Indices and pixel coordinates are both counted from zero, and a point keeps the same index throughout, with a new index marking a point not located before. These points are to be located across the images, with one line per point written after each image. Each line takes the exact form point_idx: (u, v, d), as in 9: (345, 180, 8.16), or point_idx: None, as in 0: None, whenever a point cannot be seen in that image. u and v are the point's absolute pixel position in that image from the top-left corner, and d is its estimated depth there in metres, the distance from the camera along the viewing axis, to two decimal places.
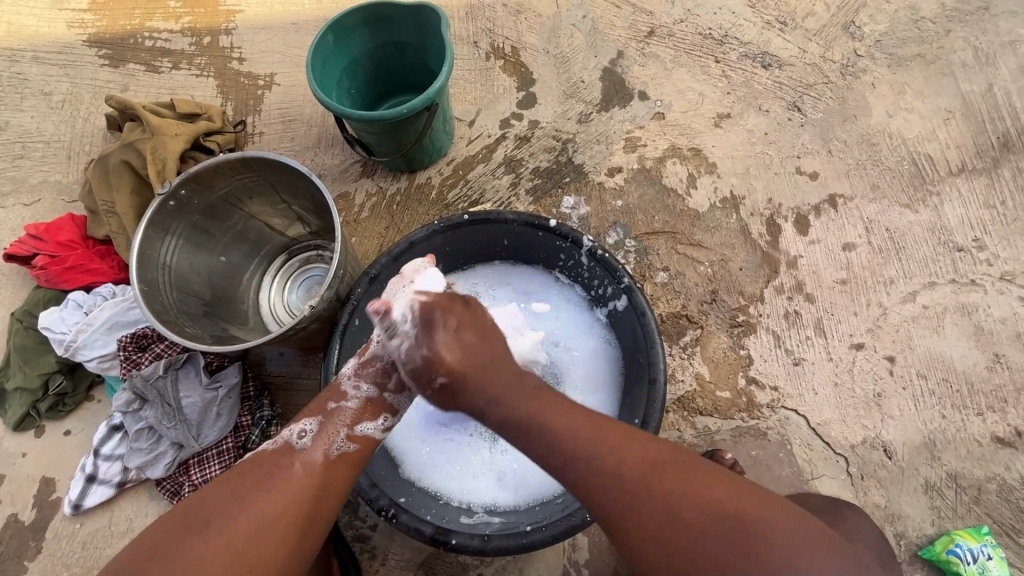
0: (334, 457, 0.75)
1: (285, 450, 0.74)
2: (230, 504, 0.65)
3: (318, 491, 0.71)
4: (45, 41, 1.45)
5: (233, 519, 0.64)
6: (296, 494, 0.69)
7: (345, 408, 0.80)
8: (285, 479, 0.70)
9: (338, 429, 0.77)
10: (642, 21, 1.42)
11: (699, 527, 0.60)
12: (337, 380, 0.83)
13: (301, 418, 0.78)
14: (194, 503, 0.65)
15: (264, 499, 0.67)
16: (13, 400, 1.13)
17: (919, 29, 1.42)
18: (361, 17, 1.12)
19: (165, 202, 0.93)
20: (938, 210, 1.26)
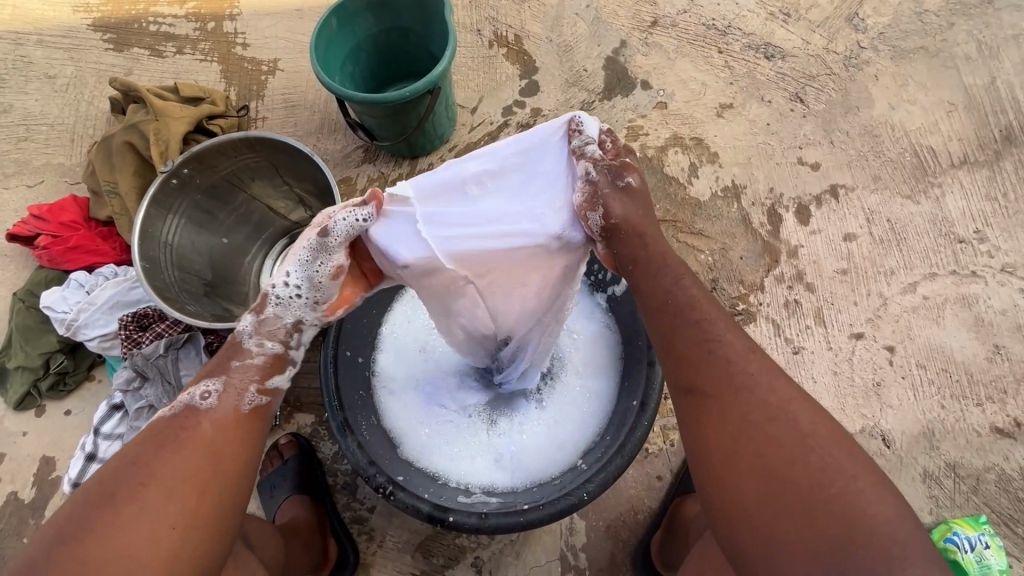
0: (244, 412, 0.66)
1: (185, 412, 0.64)
2: (131, 477, 0.58)
3: (233, 448, 0.63)
4: (49, 25, 1.45)
5: (138, 496, 0.57)
6: (207, 453, 0.61)
7: (250, 363, 0.69)
8: (189, 440, 0.62)
9: (245, 385, 0.67)
10: (645, 11, 1.42)
11: (777, 448, 0.57)
12: (235, 335, 0.71)
13: (202, 376, 0.67)
14: (94, 485, 0.58)
15: (169, 466, 0.59)
16: (14, 379, 1.14)
17: (923, 22, 1.42)
18: (365, 2, 1.12)
19: (168, 180, 0.94)
20: (940, 202, 1.26)
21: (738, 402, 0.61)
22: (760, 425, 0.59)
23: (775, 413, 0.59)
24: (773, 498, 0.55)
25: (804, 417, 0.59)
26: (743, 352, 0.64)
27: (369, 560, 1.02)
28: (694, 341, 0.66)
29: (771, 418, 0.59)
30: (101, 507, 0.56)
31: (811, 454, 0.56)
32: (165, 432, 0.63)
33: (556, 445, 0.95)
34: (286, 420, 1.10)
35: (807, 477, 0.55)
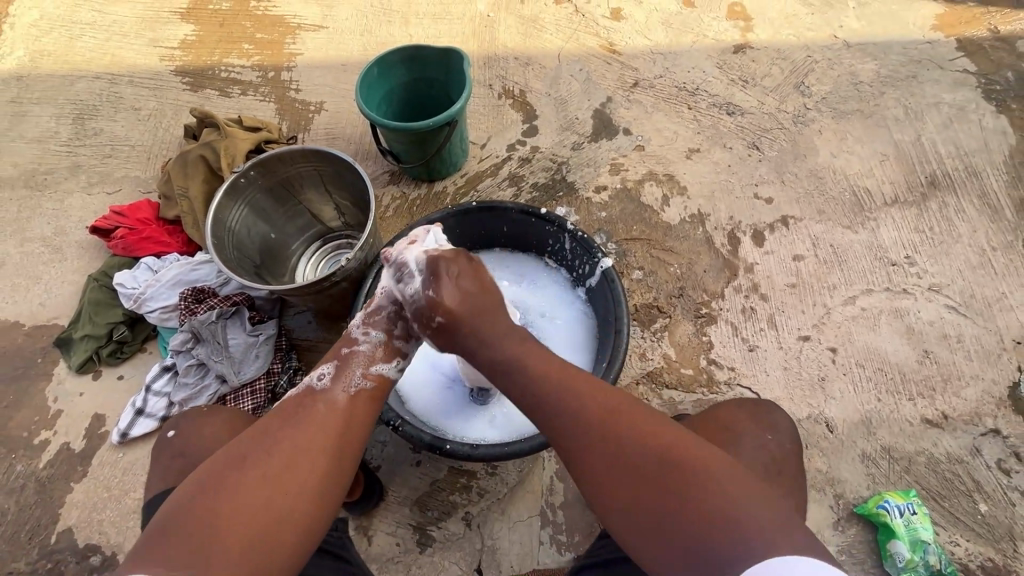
0: (353, 394, 0.80)
1: (307, 392, 0.79)
2: (257, 445, 0.69)
3: (341, 425, 0.75)
4: (139, 70, 1.77)
5: (265, 453, 0.68)
6: (323, 428, 0.73)
7: (357, 352, 0.86)
8: (306, 419, 0.74)
9: (355, 369, 0.83)
10: (628, 75, 1.73)
11: (654, 482, 0.63)
12: (348, 329, 0.91)
13: (318, 365, 0.84)
14: (224, 455, 0.68)
15: (292, 434, 0.71)
16: (78, 346, 1.33)
17: (858, 91, 1.71)
18: (400, 57, 1.42)
19: (237, 179, 1.17)
20: (875, 232, 1.49)
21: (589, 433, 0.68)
22: (608, 446, 0.66)
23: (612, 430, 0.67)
24: (662, 521, 0.61)
25: (640, 419, 0.68)
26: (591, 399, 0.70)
27: (372, 511, 1.16)
28: (529, 391, 0.73)
29: (623, 442, 0.66)
30: (233, 466, 0.66)
31: (679, 472, 0.62)
32: (288, 414, 0.75)
33: None
34: None
35: (657, 467, 0.63)
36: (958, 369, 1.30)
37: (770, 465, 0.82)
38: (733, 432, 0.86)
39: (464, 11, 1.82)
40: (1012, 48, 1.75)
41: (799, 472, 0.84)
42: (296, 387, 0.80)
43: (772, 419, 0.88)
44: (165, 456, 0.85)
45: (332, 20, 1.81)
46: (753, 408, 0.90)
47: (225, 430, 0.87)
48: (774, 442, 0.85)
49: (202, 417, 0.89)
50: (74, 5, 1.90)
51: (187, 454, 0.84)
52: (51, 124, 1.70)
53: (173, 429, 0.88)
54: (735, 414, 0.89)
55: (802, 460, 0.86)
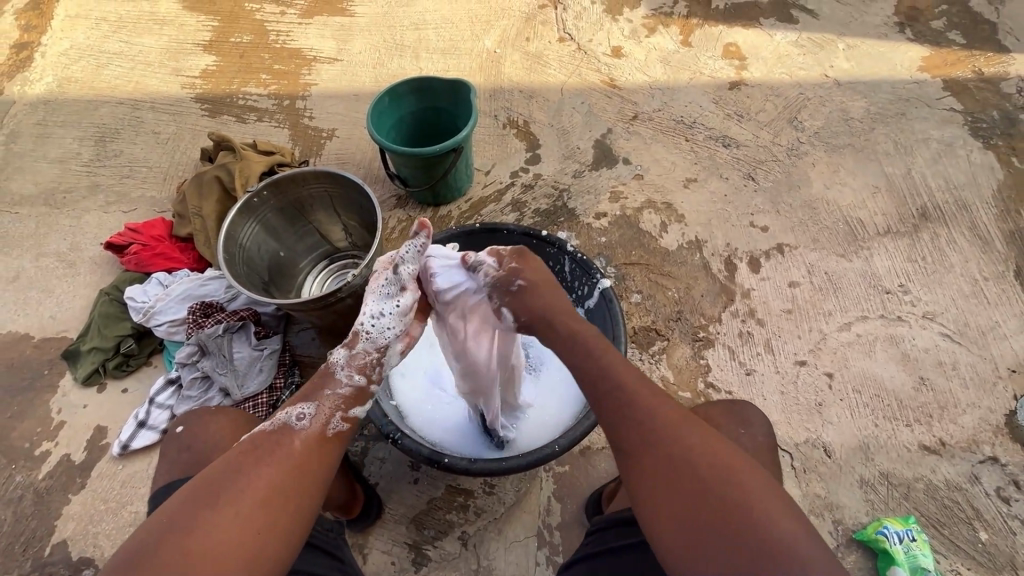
0: (330, 435, 0.74)
1: (281, 430, 0.72)
2: (228, 481, 0.64)
3: (316, 466, 0.71)
4: (160, 97, 1.86)
5: (237, 492, 0.63)
6: (298, 469, 0.69)
7: (337, 392, 0.80)
8: (278, 456, 0.69)
9: (333, 411, 0.76)
10: (628, 108, 1.80)
11: (712, 491, 0.61)
12: (328, 366, 0.83)
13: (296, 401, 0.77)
14: (192, 491, 0.63)
15: (266, 475, 0.66)
16: (85, 358, 1.35)
17: (849, 126, 1.78)
18: (411, 87, 1.49)
19: (251, 199, 1.23)
20: (869, 260, 1.52)
21: (651, 425, 0.68)
22: (669, 450, 0.66)
23: (679, 433, 0.67)
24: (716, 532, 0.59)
25: (707, 437, 0.67)
26: (662, 402, 0.71)
27: (369, 529, 1.16)
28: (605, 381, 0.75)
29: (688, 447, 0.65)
30: (204, 506, 0.62)
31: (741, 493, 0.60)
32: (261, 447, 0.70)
33: (537, 428, 1.14)
34: None
35: (715, 485, 0.61)
36: (954, 396, 1.31)
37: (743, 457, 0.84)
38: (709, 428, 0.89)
39: (472, 47, 1.92)
40: (996, 89, 1.82)
41: (773, 464, 0.86)
42: (272, 422, 0.73)
43: (745, 414, 0.91)
44: (172, 450, 0.88)
45: (346, 53, 1.91)
46: (726, 408, 0.93)
47: (230, 430, 0.90)
48: (747, 435, 0.88)
49: (208, 415, 0.91)
50: (104, 36, 2.00)
51: (193, 447, 0.86)
52: (74, 146, 1.77)
53: (182, 425, 0.90)
54: (710, 412, 0.92)
55: (775, 453, 0.88)
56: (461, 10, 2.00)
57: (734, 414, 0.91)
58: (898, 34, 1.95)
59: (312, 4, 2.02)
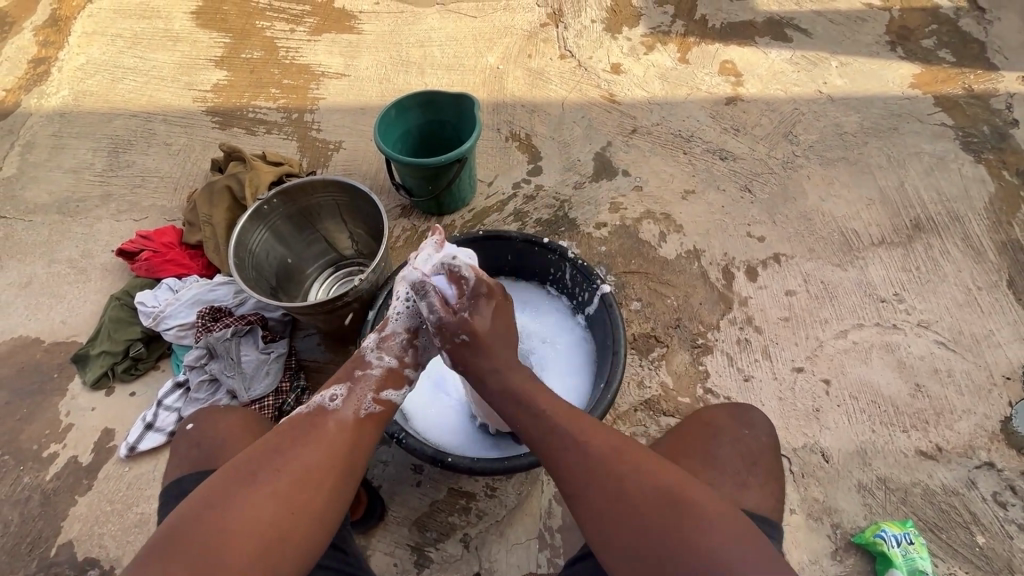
0: (364, 416, 0.83)
1: (318, 411, 0.81)
2: (266, 461, 0.71)
3: (352, 445, 0.79)
4: (173, 110, 1.91)
5: (275, 473, 0.70)
6: (335, 450, 0.76)
7: (370, 374, 0.90)
8: (320, 438, 0.77)
9: (366, 392, 0.86)
10: (627, 122, 1.85)
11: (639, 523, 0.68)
12: (360, 352, 0.94)
13: (331, 385, 0.86)
14: (232, 471, 0.70)
15: (303, 456, 0.73)
16: (94, 362, 1.37)
17: (843, 140, 1.82)
18: (416, 101, 1.54)
19: (261, 206, 1.26)
20: (864, 270, 1.55)
21: (602, 474, 0.73)
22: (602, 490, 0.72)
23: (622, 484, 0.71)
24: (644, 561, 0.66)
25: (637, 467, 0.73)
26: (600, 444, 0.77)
27: (371, 531, 1.17)
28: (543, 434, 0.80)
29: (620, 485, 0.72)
30: (242, 482, 0.68)
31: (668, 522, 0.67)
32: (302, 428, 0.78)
33: None
34: None
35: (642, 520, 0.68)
36: (950, 403, 1.33)
37: (745, 456, 0.87)
38: (714, 427, 0.91)
39: (476, 63, 1.98)
40: (986, 105, 1.87)
41: (774, 464, 0.88)
42: (308, 405, 0.82)
43: (750, 415, 0.92)
44: (181, 447, 0.89)
45: (354, 69, 1.97)
46: (732, 409, 0.94)
47: (239, 426, 0.91)
48: (751, 437, 0.89)
49: (217, 412, 0.93)
50: (119, 52, 2.07)
51: (202, 443, 0.88)
52: (87, 156, 1.82)
53: (193, 422, 0.93)
54: (716, 412, 0.93)
55: (778, 455, 0.90)
56: (465, 28, 2.06)
57: (739, 415, 0.93)
58: (890, 53, 2.01)
59: (321, 22, 2.09)
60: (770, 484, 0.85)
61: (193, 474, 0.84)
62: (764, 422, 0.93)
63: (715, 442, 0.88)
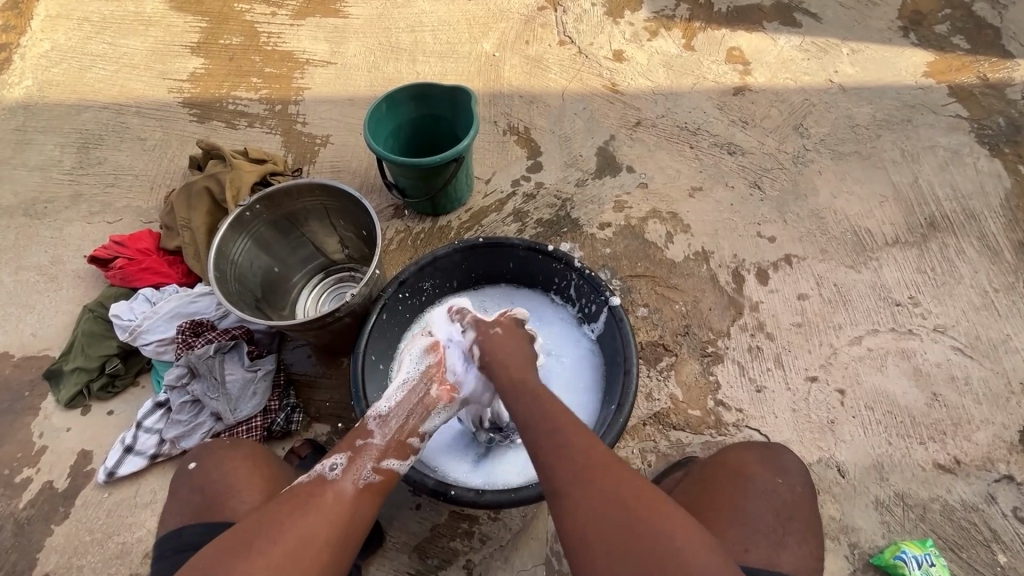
0: (361, 486, 0.78)
1: (318, 481, 0.77)
2: (260, 530, 0.68)
3: (348, 520, 0.73)
4: (147, 101, 1.79)
5: (268, 543, 0.66)
6: (331, 519, 0.72)
7: (371, 444, 0.85)
8: (321, 506, 0.73)
9: (366, 462, 0.81)
10: (630, 114, 1.76)
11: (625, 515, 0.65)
12: (364, 420, 0.89)
13: (331, 454, 0.82)
14: (233, 535, 0.68)
15: (300, 522, 0.69)
16: (68, 379, 1.28)
17: (855, 133, 1.75)
18: (409, 94, 1.44)
19: (243, 213, 1.17)
20: (878, 272, 1.49)
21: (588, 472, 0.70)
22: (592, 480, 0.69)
23: (605, 477, 0.69)
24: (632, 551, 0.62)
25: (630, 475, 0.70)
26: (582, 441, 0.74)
27: (369, 558, 1.11)
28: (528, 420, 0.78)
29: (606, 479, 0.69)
30: (238, 554, 0.65)
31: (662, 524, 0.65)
32: (300, 496, 0.74)
33: None
34: (305, 427, 1.23)
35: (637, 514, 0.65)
36: (967, 412, 1.28)
37: (780, 509, 0.82)
38: (744, 475, 0.86)
39: (470, 50, 1.87)
40: (1001, 95, 1.80)
41: (811, 515, 0.83)
42: (308, 475, 0.78)
43: (782, 462, 0.88)
44: (183, 490, 0.86)
45: (340, 56, 1.85)
46: (761, 452, 0.90)
47: (245, 467, 0.88)
48: (785, 486, 0.84)
49: (223, 452, 0.90)
50: (87, 37, 1.92)
51: (205, 489, 0.85)
52: (55, 152, 1.70)
53: (194, 461, 0.90)
54: (744, 457, 0.89)
55: (815, 503, 0.85)
56: (458, 12, 1.94)
57: (766, 461, 0.88)
58: (902, 39, 1.92)
59: (304, 5, 1.96)
60: (809, 537, 0.80)
61: (196, 525, 0.80)
62: (796, 465, 0.88)
63: (744, 495, 0.83)
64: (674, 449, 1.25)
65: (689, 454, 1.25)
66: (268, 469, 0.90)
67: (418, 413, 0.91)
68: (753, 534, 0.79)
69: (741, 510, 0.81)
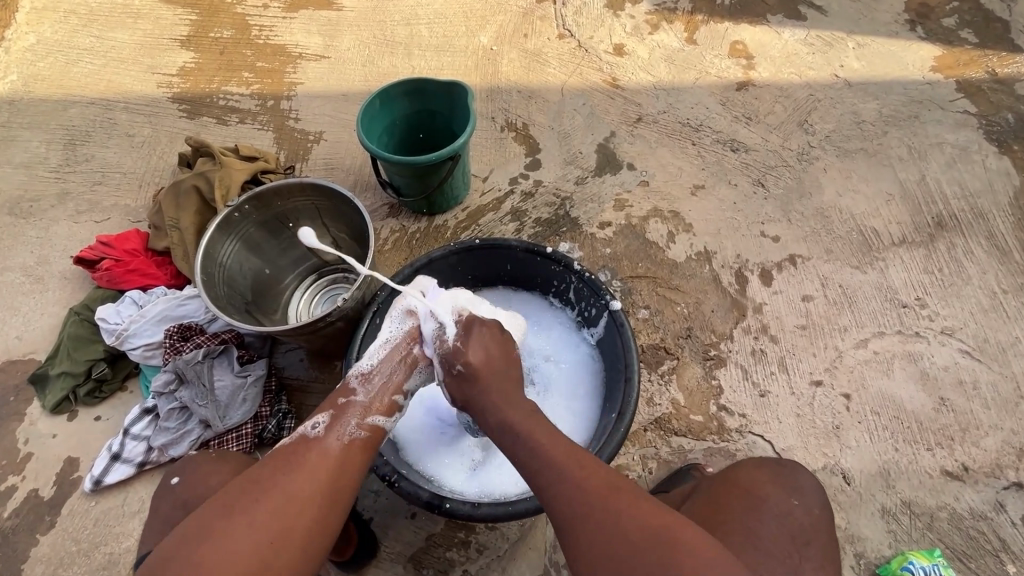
0: (347, 443, 0.78)
1: (301, 440, 0.77)
2: (244, 493, 0.69)
3: (333, 472, 0.74)
4: (135, 96, 1.74)
5: (253, 504, 0.68)
6: (316, 475, 0.73)
7: (355, 401, 0.84)
8: (305, 465, 0.74)
9: (350, 419, 0.81)
10: (631, 110, 1.72)
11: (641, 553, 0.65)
12: (347, 378, 0.89)
13: (315, 413, 0.82)
14: (216, 500, 0.70)
15: (283, 483, 0.70)
16: (54, 385, 1.25)
17: (861, 130, 1.71)
18: (403, 90, 1.39)
19: (231, 213, 1.14)
20: (885, 272, 1.45)
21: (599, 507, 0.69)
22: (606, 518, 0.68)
23: (616, 510, 0.69)
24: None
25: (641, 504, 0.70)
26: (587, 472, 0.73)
27: (364, 569, 1.08)
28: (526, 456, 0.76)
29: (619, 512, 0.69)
30: (220, 516, 0.67)
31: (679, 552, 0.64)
32: (284, 457, 0.75)
33: None
34: None
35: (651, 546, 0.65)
36: (975, 418, 1.25)
37: (797, 534, 0.80)
38: (757, 496, 0.83)
39: (467, 44, 1.82)
40: (1010, 90, 1.76)
41: (828, 541, 0.81)
42: (292, 436, 0.78)
43: (797, 482, 0.85)
44: (167, 506, 0.84)
45: (334, 50, 1.80)
46: (775, 469, 0.87)
47: (230, 480, 0.84)
48: (802, 509, 0.82)
49: (207, 465, 0.86)
50: (73, 30, 1.87)
51: (188, 505, 0.81)
52: (41, 149, 1.66)
53: (177, 476, 0.86)
54: (756, 476, 0.86)
55: (833, 530, 0.83)
56: (454, 4, 1.89)
57: (780, 480, 0.85)
58: (909, 32, 1.87)
59: None
60: (827, 565, 0.79)
61: None
62: (812, 485, 0.86)
63: (758, 518, 0.80)
64: (675, 455, 1.23)
65: (691, 460, 1.22)
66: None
67: (401, 370, 0.91)
68: (769, 560, 0.77)
69: (758, 536, 0.79)
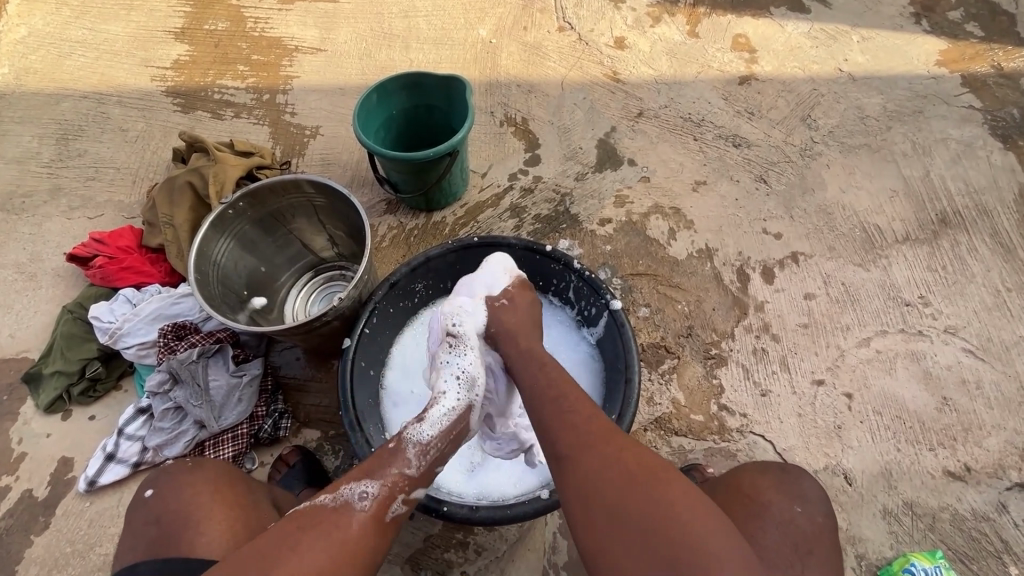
0: (387, 520, 0.73)
1: (343, 507, 0.71)
2: (277, 556, 0.63)
3: (366, 554, 0.69)
4: (128, 90, 1.71)
5: (284, 569, 0.62)
6: (350, 548, 0.67)
7: (404, 473, 0.77)
8: (341, 534, 0.68)
9: (397, 494, 0.75)
10: (632, 104, 1.69)
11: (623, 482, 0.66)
12: (399, 435, 0.81)
13: (360, 477, 0.75)
14: (247, 555, 0.64)
15: (316, 551, 0.65)
16: (47, 384, 1.23)
17: (865, 125, 1.68)
18: (401, 84, 1.37)
19: (225, 211, 1.12)
20: (888, 270, 1.44)
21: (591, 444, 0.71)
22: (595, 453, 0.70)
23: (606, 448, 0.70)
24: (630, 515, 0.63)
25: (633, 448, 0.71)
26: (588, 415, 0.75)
27: None
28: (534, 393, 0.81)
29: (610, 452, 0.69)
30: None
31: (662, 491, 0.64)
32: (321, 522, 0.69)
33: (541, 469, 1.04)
34: (294, 433, 1.19)
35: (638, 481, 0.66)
36: (978, 417, 1.24)
37: (799, 542, 0.79)
38: (759, 503, 0.83)
39: (465, 37, 1.79)
40: (1016, 85, 1.74)
41: (830, 549, 0.80)
42: (334, 496, 0.72)
43: (801, 488, 0.84)
44: (138, 520, 0.82)
45: (330, 43, 1.77)
46: (779, 477, 0.87)
47: (206, 493, 0.83)
48: (804, 516, 0.82)
49: (180, 478, 0.85)
50: (65, 22, 1.84)
51: (160, 520, 0.80)
52: (33, 144, 1.63)
53: (150, 488, 0.85)
54: (759, 481, 0.86)
55: (835, 536, 0.82)
56: None
57: (784, 488, 0.85)
58: (915, 26, 1.85)
59: None
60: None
61: (148, 561, 0.76)
62: (816, 492, 0.85)
63: (761, 524, 0.80)
64: (676, 455, 1.22)
65: (692, 460, 1.21)
66: (230, 493, 0.85)
67: (449, 436, 0.85)
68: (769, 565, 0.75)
69: (759, 541, 0.78)
